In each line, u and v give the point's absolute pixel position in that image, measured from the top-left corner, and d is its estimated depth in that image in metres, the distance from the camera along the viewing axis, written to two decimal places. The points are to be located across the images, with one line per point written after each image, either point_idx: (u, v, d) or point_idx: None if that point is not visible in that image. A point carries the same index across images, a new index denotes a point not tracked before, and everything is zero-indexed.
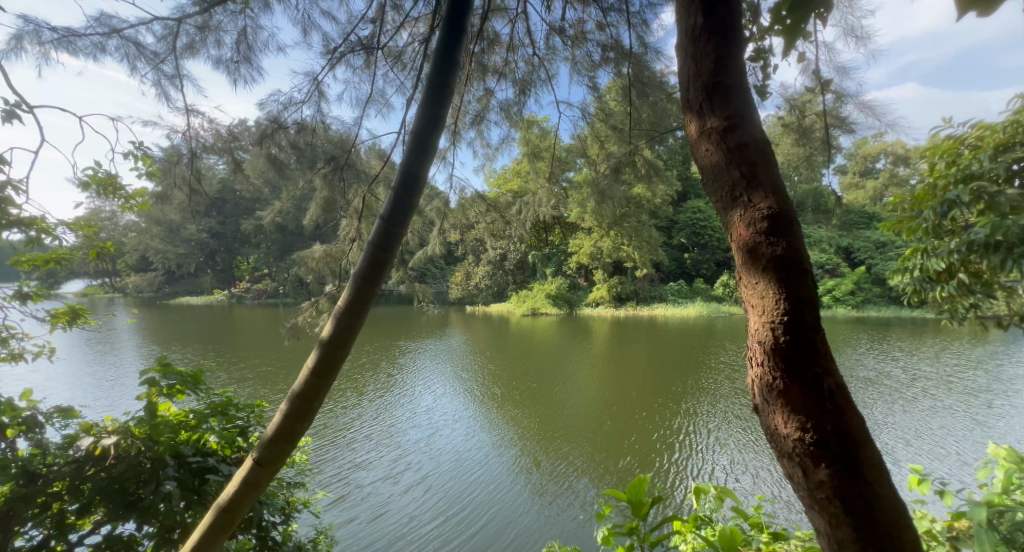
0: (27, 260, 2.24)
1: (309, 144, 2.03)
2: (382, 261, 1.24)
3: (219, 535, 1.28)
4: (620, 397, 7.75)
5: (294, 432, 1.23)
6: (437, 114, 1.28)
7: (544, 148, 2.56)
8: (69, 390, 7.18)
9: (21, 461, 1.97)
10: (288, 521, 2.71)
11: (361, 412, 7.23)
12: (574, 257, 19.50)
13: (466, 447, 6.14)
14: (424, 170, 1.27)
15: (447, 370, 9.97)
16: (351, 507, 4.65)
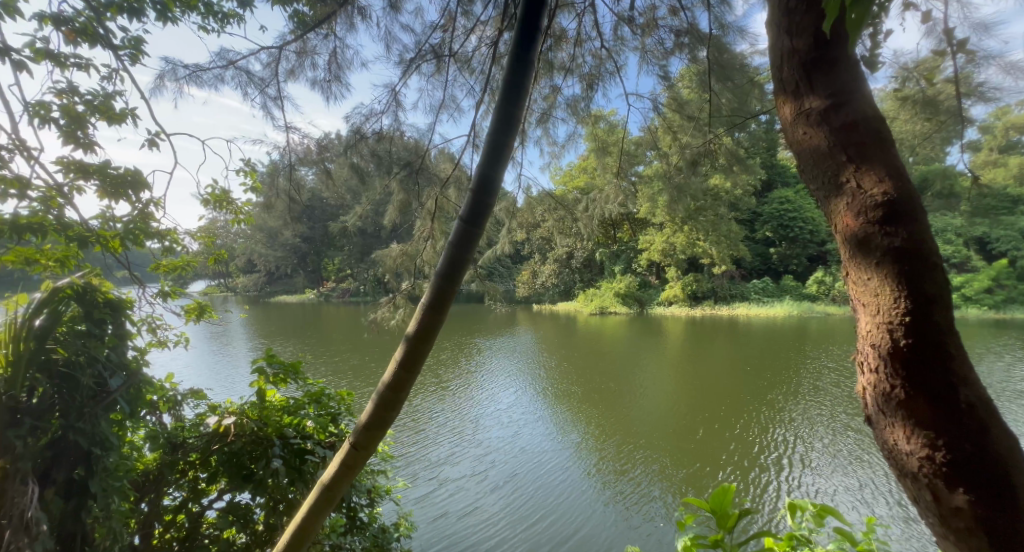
0: (164, 266, 2.67)
1: (387, 151, 2.11)
2: (462, 258, 1.25)
3: (317, 518, 1.38)
4: (701, 402, 7.40)
5: (383, 422, 1.28)
6: (514, 113, 1.27)
7: (611, 143, 2.43)
8: (202, 376, 8.08)
9: (167, 433, 2.30)
10: (373, 504, 2.87)
11: (440, 408, 7.46)
12: (645, 254, 18.85)
13: (542, 449, 6.12)
14: (502, 168, 1.27)
15: (519, 367, 10.05)
16: (432, 502, 4.80)
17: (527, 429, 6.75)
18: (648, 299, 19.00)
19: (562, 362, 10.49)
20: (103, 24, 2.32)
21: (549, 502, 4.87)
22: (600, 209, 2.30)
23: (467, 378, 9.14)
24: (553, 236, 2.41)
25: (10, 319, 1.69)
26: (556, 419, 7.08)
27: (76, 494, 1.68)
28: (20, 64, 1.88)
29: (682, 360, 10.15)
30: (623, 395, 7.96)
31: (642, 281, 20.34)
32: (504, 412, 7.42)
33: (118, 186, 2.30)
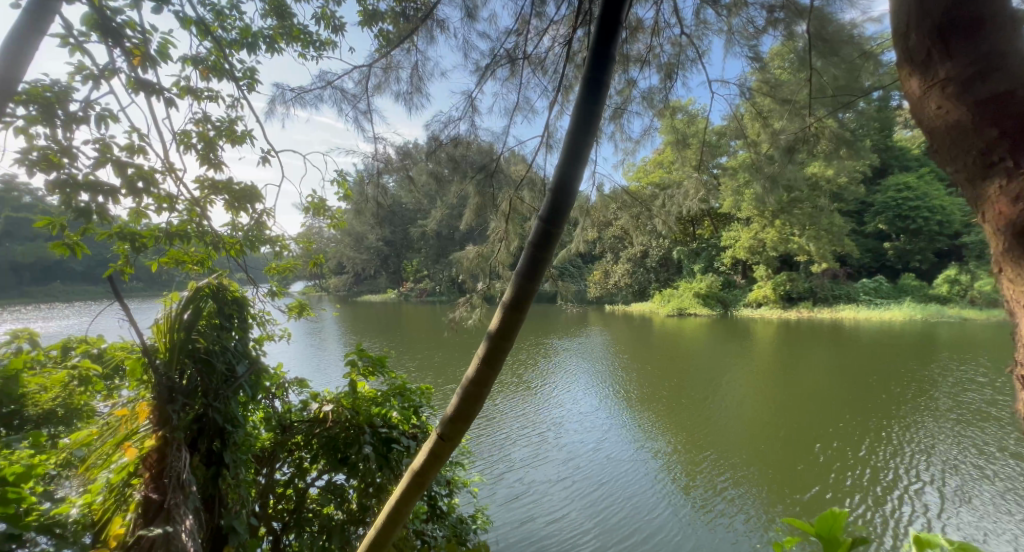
0: (274, 268, 2.98)
1: (462, 156, 2.17)
2: (542, 257, 1.25)
3: (408, 504, 1.44)
4: (799, 417, 6.79)
5: (467, 416, 1.31)
6: (594, 110, 1.25)
7: (691, 134, 2.34)
8: (304, 367, 8.83)
9: (279, 415, 2.59)
10: (452, 494, 2.98)
11: (517, 408, 7.52)
12: (730, 252, 17.73)
13: (621, 457, 5.96)
14: (582, 166, 1.25)
15: (594, 369, 9.86)
16: (509, 504, 4.86)
17: (605, 435, 6.62)
18: (734, 300, 17.90)
19: (640, 365, 10.15)
20: (225, 61, 2.64)
21: (628, 513, 4.73)
22: (676, 206, 2.15)
23: (543, 378, 9.16)
24: (628, 235, 2.33)
25: (166, 314, 1.96)
26: (634, 425, 6.87)
27: (214, 462, 1.96)
28: (168, 100, 2.19)
29: (774, 367, 9.42)
30: (705, 403, 7.54)
31: (727, 281, 19.19)
32: (581, 415, 7.33)
33: (238, 200, 2.59)
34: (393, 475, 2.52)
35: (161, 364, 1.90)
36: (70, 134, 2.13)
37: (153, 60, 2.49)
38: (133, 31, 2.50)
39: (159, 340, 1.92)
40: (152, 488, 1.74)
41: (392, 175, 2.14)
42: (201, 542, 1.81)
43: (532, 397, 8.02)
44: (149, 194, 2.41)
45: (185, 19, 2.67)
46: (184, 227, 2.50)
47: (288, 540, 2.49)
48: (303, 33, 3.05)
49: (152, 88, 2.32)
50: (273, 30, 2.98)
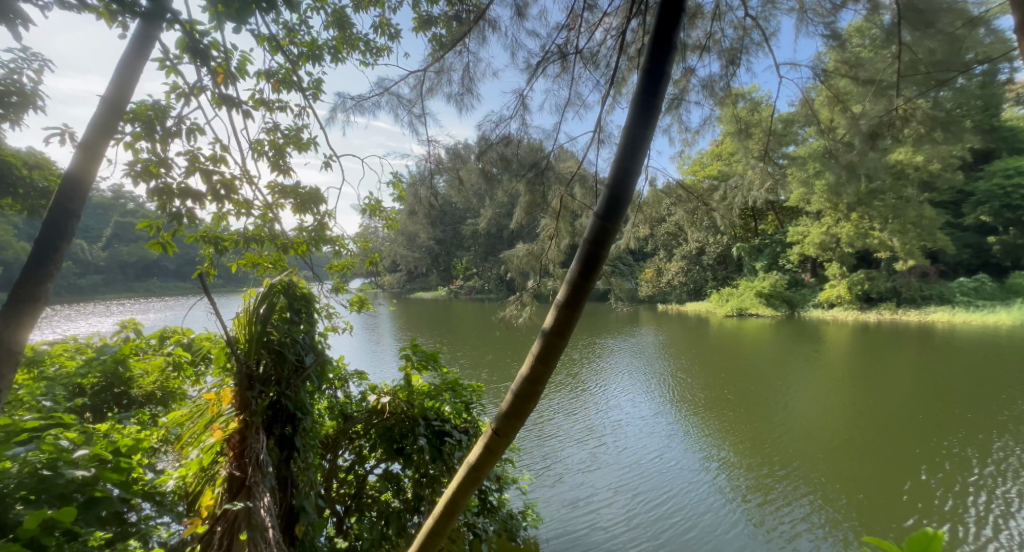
0: (335, 266, 3.21)
1: (512, 154, 2.21)
2: (598, 253, 1.29)
3: (464, 495, 1.50)
4: (872, 431, 6.37)
5: (522, 411, 1.39)
6: (653, 104, 1.29)
7: (754, 123, 2.25)
8: (362, 360, 9.30)
9: (340, 405, 2.82)
10: (502, 489, 3.09)
11: (569, 410, 7.51)
12: (796, 248, 16.79)
13: (675, 462, 5.85)
14: (639, 162, 1.29)
15: (648, 370, 9.66)
16: (559, 502, 4.92)
17: (659, 440, 6.51)
18: (802, 300, 16.95)
19: (695, 367, 9.85)
20: (294, 73, 2.87)
21: (682, 520, 4.65)
22: (741, 196, 2.20)
23: (595, 379, 9.11)
24: (683, 231, 2.28)
25: (247, 308, 2.18)
26: (690, 431, 6.70)
27: (287, 446, 2.14)
28: (246, 112, 2.42)
29: (846, 374, 8.86)
30: (768, 411, 7.24)
31: (794, 279, 18.21)
32: (634, 418, 7.24)
33: (306, 202, 2.82)
34: (446, 468, 2.69)
35: (241, 352, 2.11)
36: (166, 146, 2.40)
37: (233, 76, 2.75)
38: (216, 51, 2.78)
39: (240, 332, 2.15)
40: (235, 467, 1.94)
41: (443, 175, 2.23)
42: (276, 519, 2.01)
43: (584, 398, 8.00)
44: (229, 200, 2.67)
45: (261, 36, 2.92)
46: (260, 231, 2.77)
47: (350, 522, 2.73)
48: (362, 41, 3.25)
49: (233, 102, 2.57)
50: (336, 40, 3.19)
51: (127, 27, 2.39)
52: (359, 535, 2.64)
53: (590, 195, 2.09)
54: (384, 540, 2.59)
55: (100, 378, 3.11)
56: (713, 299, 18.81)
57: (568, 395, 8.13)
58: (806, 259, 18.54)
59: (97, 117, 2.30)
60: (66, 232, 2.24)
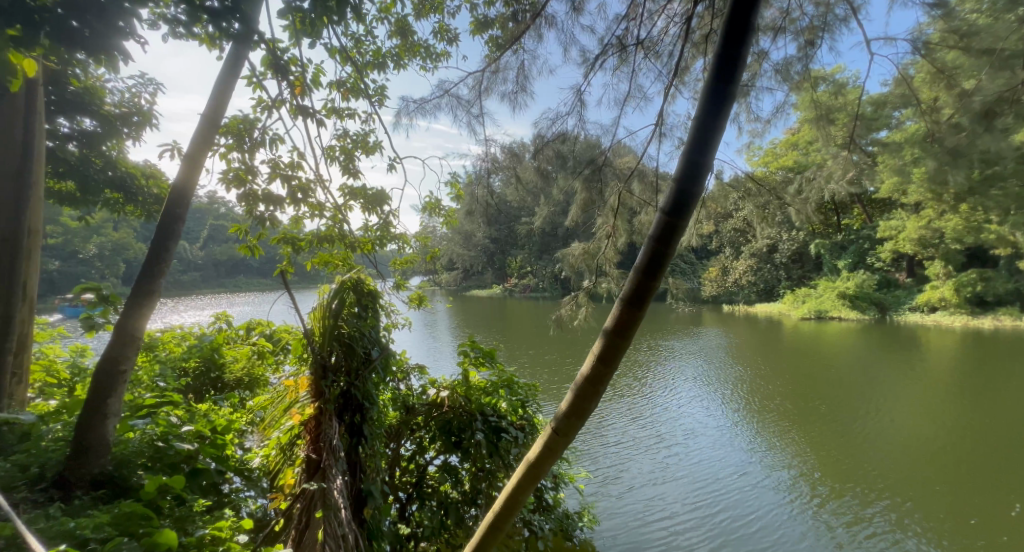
0: (398, 263, 3.38)
1: (569, 151, 2.20)
2: (666, 250, 1.14)
3: (524, 493, 1.41)
4: (979, 454, 5.74)
5: (583, 411, 1.28)
6: (731, 87, 1.11)
7: (837, 108, 1.92)
8: (422, 354, 9.70)
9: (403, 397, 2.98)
10: (557, 488, 3.16)
11: (631, 416, 7.30)
12: (886, 246, 15.30)
13: (745, 475, 5.55)
14: (710, 151, 1.12)
15: (716, 377, 9.21)
16: (621, 507, 4.81)
17: (727, 450, 6.22)
18: (894, 303, 15.52)
19: (767, 374, 9.27)
20: (361, 81, 3.05)
21: (753, 535, 4.41)
22: (818, 189, 1.96)
23: (659, 383, 8.86)
24: (752, 226, 2.20)
25: (321, 303, 2.39)
26: (761, 443, 6.35)
27: (356, 433, 2.30)
28: (320, 120, 2.63)
29: (945, 388, 8.03)
30: (852, 425, 6.72)
31: (886, 279, 16.77)
32: (701, 427, 6.96)
33: (372, 203, 3.00)
34: (502, 464, 2.79)
35: (316, 344, 2.32)
36: (253, 155, 2.65)
37: (308, 87, 2.98)
38: (294, 66, 3.03)
39: (315, 324, 2.36)
40: (312, 449, 2.14)
41: (497, 175, 2.27)
42: (346, 501, 2.15)
43: (647, 403, 7.80)
44: (305, 203, 2.90)
45: (332, 49, 3.15)
46: (331, 231, 3.01)
47: (412, 509, 2.88)
48: (423, 47, 3.40)
49: (308, 112, 2.79)
50: (399, 48, 3.37)
51: (223, 48, 2.67)
52: (421, 522, 2.80)
53: (648, 190, 2.03)
54: (444, 529, 2.77)
55: (200, 363, 3.48)
56: (791, 301, 17.78)
57: (630, 400, 7.97)
58: (899, 257, 16.92)
59: (198, 131, 2.58)
60: (173, 234, 2.55)
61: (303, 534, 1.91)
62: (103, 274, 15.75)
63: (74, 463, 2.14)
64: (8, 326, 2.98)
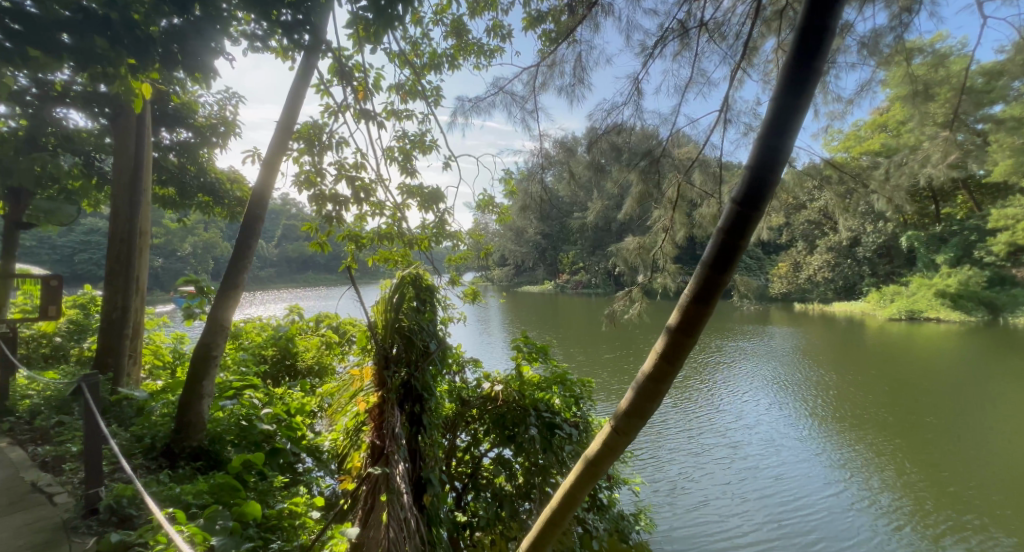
0: (452, 258, 3.49)
1: (625, 143, 2.15)
2: (737, 241, 0.92)
3: (582, 490, 1.25)
4: None
5: (646, 412, 1.05)
6: (816, 64, 0.90)
7: (938, 82, 1.64)
8: (476, 348, 9.95)
9: (458, 390, 3.08)
10: (612, 487, 3.15)
11: (692, 421, 6.93)
12: (998, 238, 13.42)
13: (823, 493, 5.07)
14: (789, 135, 0.91)
15: (787, 382, 8.62)
16: (680, 517, 4.58)
17: (799, 464, 5.75)
18: (1008, 303, 13.66)
19: (850, 382, 8.51)
20: (418, 83, 3.17)
21: None
22: (911, 174, 1.68)
23: (723, 386, 8.42)
24: (832, 217, 1.94)
25: (384, 297, 2.55)
26: (840, 458, 5.81)
27: (416, 422, 2.38)
28: (381, 123, 2.78)
29: None
30: (949, 442, 6.05)
31: (998, 276, 14.20)
32: (769, 436, 6.51)
33: (428, 202, 3.13)
34: (555, 459, 2.87)
35: (379, 337, 2.46)
36: (322, 158, 2.84)
37: (370, 91, 3.14)
38: (358, 72, 3.21)
39: (378, 317, 2.51)
40: (376, 436, 2.24)
41: (551, 170, 2.28)
42: (408, 487, 2.24)
43: (710, 408, 7.41)
44: (368, 203, 3.06)
45: (392, 54, 3.30)
46: (391, 229, 3.17)
47: (468, 499, 2.98)
48: (477, 46, 3.46)
49: (370, 114, 2.94)
50: (454, 48, 3.48)
51: (296, 59, 2.88)
52: (476, 512, 2.88)
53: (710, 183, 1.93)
54: (498, 522, 2.81)
55: (276, 351, 3.78)
56: (878, 302, 16.30)
57: (691, 404, 7.60)
58: None
59: (275, 138, 2.81)
60: (253, 232, 2.77)
61: (369, 514, 1.99)
62: (195, 270, 17.56)
63: (179, 437, 2.48)
64: (126, 316, 3.37)
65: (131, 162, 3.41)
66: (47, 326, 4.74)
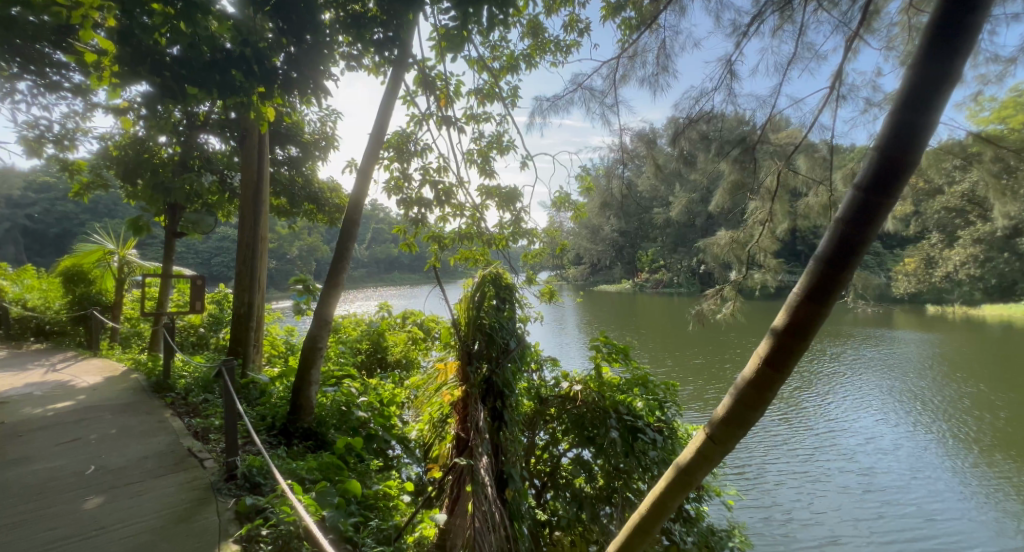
0: (529, 256, 3.56)
1: (716, 131, 2.02)
2: (859, 235, 0.81)
3: (674, 496, 1.18)
4: None
5: (746, 420, 0.97)
6: (969, 24, 0.75)
7: None
8: (553, 346, 10.04)
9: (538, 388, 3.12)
10: (700, 500, 3.02)
11: (791, 432, 6.38)
12: None
13: (960, 533, 4.41)
14: (933, 112, 0.77)
15: (911, 396, 7.64)
16: (780, 540, 4.23)
17: (926, 494, 5.05)
18: None
19: (1004, 402, 7.25)
20: (496, 85, 3.26)
21: None
22: None
23: (831, 394, 7.65)
24: (976, 206, 1.48)
25: (466, 295, 2.66)
26: (979, 493, 5.03)
27: (498, 417, 2.44)
28: (461, 128, 2.91)
29: None
30: None
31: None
32: (887, 457, 5.80)
33: (506, 202, 3.21)
34: (636, 464, 2.83)
35: (462, 333, 2.56)
36: (410, 164, 3.02)
37: (452, 97, 3.27)
38: (441, 80, 3.37)
39: (461, 314, 2.60)
40: (460, 428, 2.34)
41: (630, 165, 2.26)
42: (491, 479, 2.32)
43: (813, 419, 6.76)
44: (449, 205, 3.20)
45: (472, 60, 3.41)
46: (470, 230, 3.30)
47: (547, 497, 3.00)
48: (553, 43, 3.48)
49: (451, 120, 3.09)
50: (531, 48, 3.52)
51: (384, 72, 3.08)
52: (555, 512, 2.89)
53: (819, 167, 1.73)
54: (579, 523, 2.83)
55: (370, 345, 4.08)
56: None
57: (791, 413, 6.99)
58: None
59: (367, 147, 3.04)
60: (350, 235, 3.00)
61: (456, 503, 2.07)
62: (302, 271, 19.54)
63: (292, 417, 2.77)
64: (250, 310, 3.82)
65: (253, 175, 3.87)
66: (194, 318, 5.71)
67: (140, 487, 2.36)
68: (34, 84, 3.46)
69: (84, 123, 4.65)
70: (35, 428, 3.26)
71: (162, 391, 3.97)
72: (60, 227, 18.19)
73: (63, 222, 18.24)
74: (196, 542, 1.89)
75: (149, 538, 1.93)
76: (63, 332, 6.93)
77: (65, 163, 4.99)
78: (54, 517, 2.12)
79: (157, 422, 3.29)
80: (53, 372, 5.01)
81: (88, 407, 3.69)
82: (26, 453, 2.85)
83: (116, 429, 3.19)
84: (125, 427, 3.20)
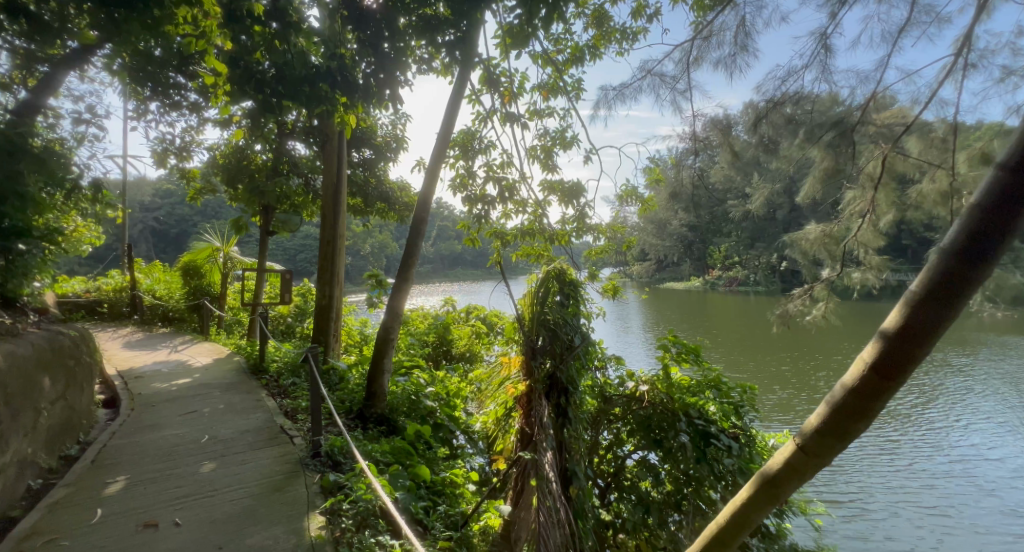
0: (594, 252, 3.46)
1: (806, 114, 1.82)
2: (998, 224, 0.68)
3: (758, 510, 1.07)
4: None
5: (847, 432, 0.85)
6: None
7: None
8: (620, 344, 9.69)
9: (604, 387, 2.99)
10: (781, 517, 2.79)
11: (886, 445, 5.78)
12: None
13: None
14: None
15: None
16: None
17: None
18: None
19: None
20: (560, 78, 3.19)
21: None
22: None
23: None
24: None
25: (530, 291, 2.63)
26: None
27: (562, 414, 2.39)
28: (524, 123, 2.88)
29: None
30: None
31: None
32: (1004, 479, 5.10)
33: (569, 196, 3.14)
34: (708, 472, 2.68)
35: (526, 329, 2.54)
36: (473, 162, 3.03)
37: (515, 93, 3.25)
38: (505, 77, 3.35)
39: (525, 310, 2.57)
40: (524, 423, 2.31)
41: (701, 155, 2.12)
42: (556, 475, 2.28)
43: (915, 431, 6.05)
44: (512, 201, 3.17)
45: (535, 55, 3.37)
46: (532, 226, 3.27)
47: (611, 498, 2.90)
48: (619, 31, 3.34)
49: (515, 116, 3.06)
50: (596, 38, 3.42)
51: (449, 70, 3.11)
52: (620, 514, 2.81)
53: (934, 148, 1.51)
54: (645, 528, 2.73)
55: (436, 338, 4.16)
56: None
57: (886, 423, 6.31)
58: None
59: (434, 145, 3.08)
60: (417, 232, 3.07)
61: (520, 495, 2.04)
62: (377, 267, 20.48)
63: (367, 404, 2.88)
64: (330, 303, 4.03)
65: (334, 177, 4.06)
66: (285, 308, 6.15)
67: (244, 457, 2.57)
68: (162, 103, 3.88)
69: (198, 135, 5.15)
70: (163, 400, 3.66)
71: (259, 373, 4.31)
72: (179, 228, 20.29)
73: (180, 223, 20.36)
74: (290, 509, 2.02)
75: (251, 502, 2.08)
76: (183, 318, 7.64)
77: (183, 171, 5.55)
78: (178, 476, 2.35)
79: (256, 400, 3.56)
80: (176, 352, 5.60)
81: (201, 384, 4.08)
82: (156, 420, 3.21)
83: (223, 405, 3.49)
84: (230, 404, 3.49)
